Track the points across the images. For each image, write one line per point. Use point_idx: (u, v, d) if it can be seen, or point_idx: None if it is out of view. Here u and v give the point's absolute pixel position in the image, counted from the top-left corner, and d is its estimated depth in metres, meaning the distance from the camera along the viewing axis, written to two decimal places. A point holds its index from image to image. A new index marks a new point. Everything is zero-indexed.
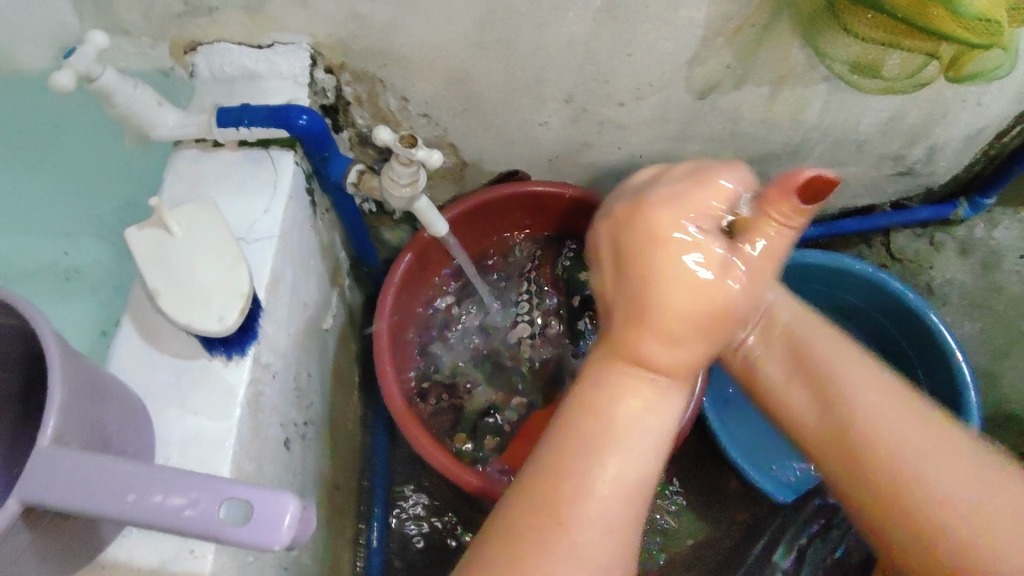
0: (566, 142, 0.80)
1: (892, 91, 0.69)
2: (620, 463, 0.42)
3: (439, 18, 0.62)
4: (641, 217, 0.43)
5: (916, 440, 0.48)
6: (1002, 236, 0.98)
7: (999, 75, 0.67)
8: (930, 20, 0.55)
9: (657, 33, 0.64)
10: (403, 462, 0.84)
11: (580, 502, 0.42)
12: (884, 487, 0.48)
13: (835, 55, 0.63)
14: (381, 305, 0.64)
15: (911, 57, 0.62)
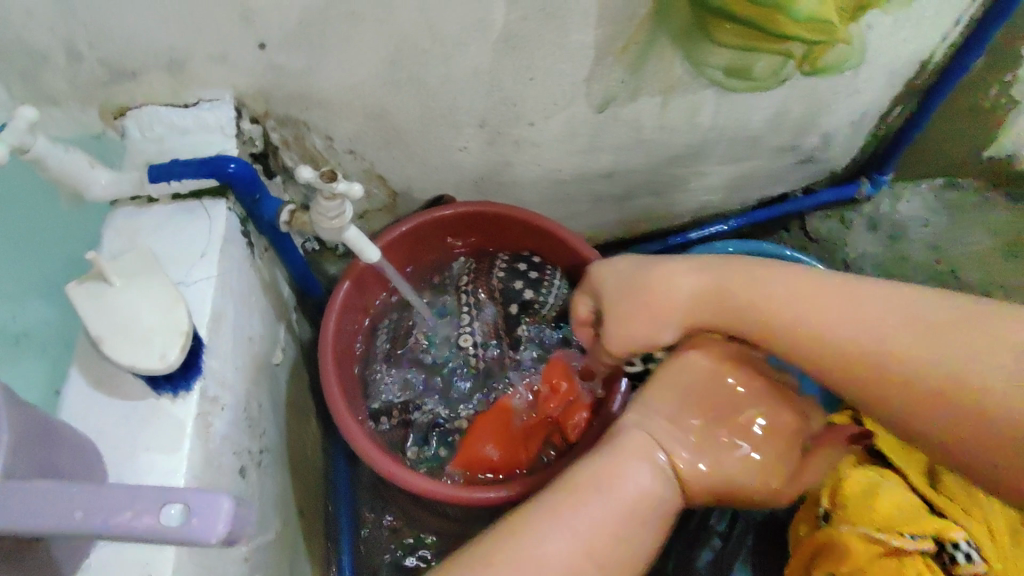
0: (486, 163, 0.86)
1: (761, 87, 0.77)
2: (583, 513, 0.50)
3: (352, 61, 0.68)
4: (740, 404, 0.57)
5: (873, 332, 0.52)
6: (905, 210, 1.07)
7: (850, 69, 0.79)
8: (777, 25, 0.64)
9: (553, 56, 0.71)
10: (367, 484, 0.87)
11: (538, 539, 0.49)
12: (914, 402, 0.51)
13: (710, 63, 0.72)
14: (324, 328, 0.68)
15: (772, 59, 0.71)
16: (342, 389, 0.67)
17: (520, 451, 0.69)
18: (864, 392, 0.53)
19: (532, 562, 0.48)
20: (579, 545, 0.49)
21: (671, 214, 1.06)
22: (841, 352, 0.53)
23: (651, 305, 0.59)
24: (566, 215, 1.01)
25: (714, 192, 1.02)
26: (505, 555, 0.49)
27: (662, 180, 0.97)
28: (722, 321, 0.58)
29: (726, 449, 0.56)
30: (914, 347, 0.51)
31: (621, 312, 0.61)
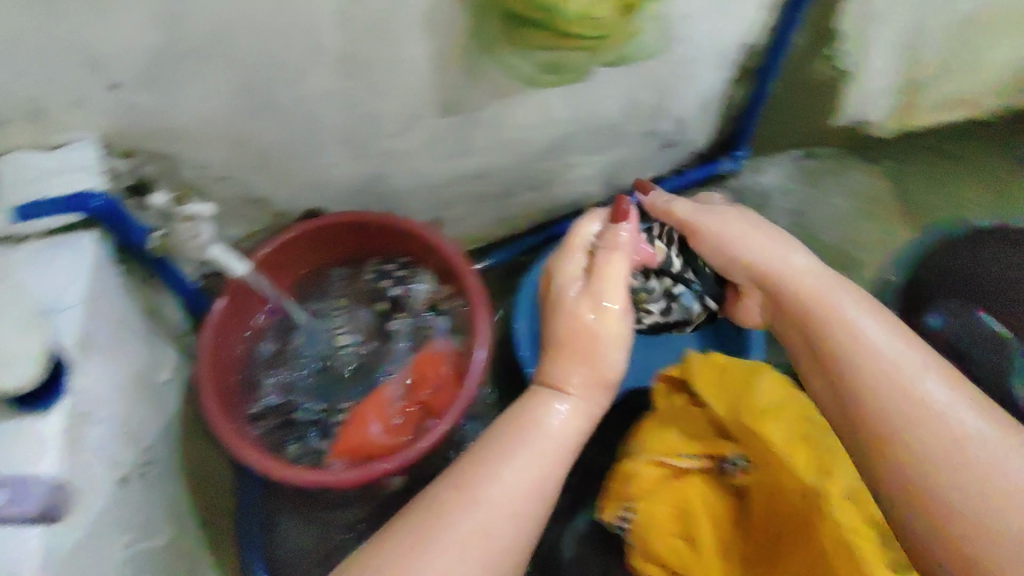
0: (360, 176, 0.93)
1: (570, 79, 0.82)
2: (506, 479, 0.52)
3: (203, 93, 0.74)
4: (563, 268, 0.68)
5: (934, 421, 0.51)
6: (765, 180, 1.17)
7: (671, 54, 0.88)
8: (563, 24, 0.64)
9: (395, 73, 0.78)
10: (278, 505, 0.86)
11: (468, 504, 0.49)
12: (918, 500, 0.50)
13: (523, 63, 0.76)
14: (201, 343, 0.72)
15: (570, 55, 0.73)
16: (218, 396, 0.71)
17: (391, 435, 0.73)
18: (888, 465, 0.52)
19: (485, 503, 0.50)
20: (531, 483, 0.52)
21: (554, 208, 1.13)
22: (888, 414, 0.53)
23: (737, 232, 0.70)
24: (452, 218, 1.08)
25: (589, 183, 1.10)
26: (462, 498, 0.50)
27: (538, 175, 1.04)
28: (797, 315, 0.63)
29: (560, 311, 0.63)
30: (955, 446, 0.50)
31: (720, 236, 0.71)
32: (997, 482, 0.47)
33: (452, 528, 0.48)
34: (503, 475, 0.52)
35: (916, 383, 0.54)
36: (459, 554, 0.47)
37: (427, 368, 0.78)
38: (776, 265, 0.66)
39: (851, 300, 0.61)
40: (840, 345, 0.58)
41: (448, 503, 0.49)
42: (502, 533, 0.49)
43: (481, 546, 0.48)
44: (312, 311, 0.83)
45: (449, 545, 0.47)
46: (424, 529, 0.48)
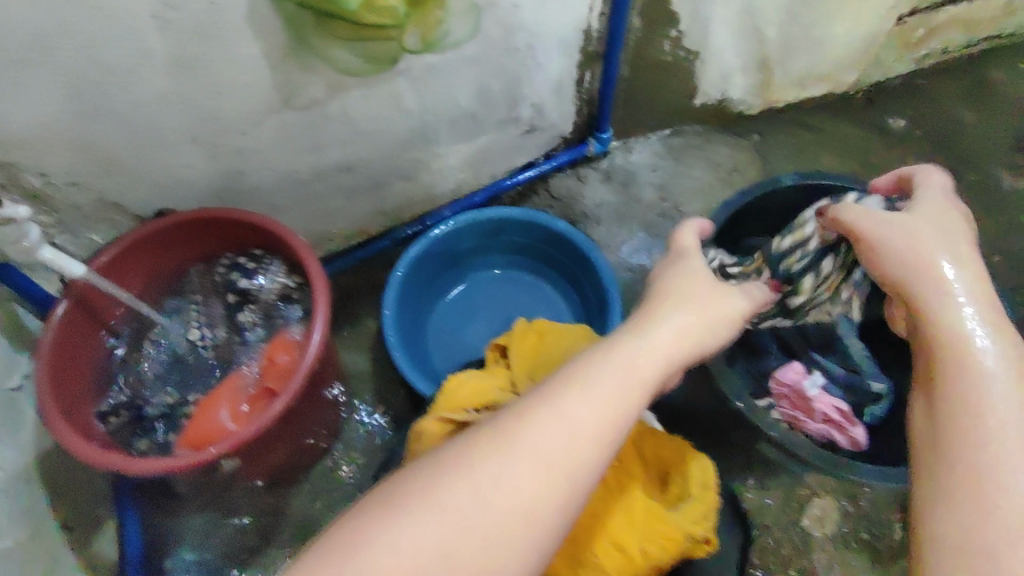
0: (219, 175, 0.94)
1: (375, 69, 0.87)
2: (573, 406, 0.47)
3: (31, 101, 0.74)
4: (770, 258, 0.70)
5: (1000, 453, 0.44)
6: (634, 158, 1.22)
7: (509, 40, 0.92)
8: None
9: (231, 71, 0.80)
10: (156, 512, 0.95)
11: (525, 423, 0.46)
12: (948, 515, 0.44)
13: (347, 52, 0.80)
14: (40, 348, 0.72)
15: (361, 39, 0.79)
16: (56, 390, 0.73)
17: (230, 419, 0.77)
18: (935, 466, 0.47)
19: (571, 425, 0.46)
20: (617, 409, 0.48)
21: (430, 198, 1.16)
22: (959, 419, 0.47)
23: (902, 245, 0.57)
24: (327, 213, 1.10)
25: (461, 171, 1.13)
26: (535, 415, 0.47)
27: (404, 165, 1.07)
28: (931, 340, 0.52)
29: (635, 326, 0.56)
30: (1006, 476, 0.43)
31: (873, 240, 0.60)
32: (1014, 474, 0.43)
33: (533, 441, 0.45)
34: (580, 393, 0.48)
35: (1005, 416, 0.45)
36: (525, 468, 0.44)
37: (275, 358, 0.80)
38: (936, 296, 0.54)
39: (975, 302, 0.52)
40: (947, 335, 0.51)
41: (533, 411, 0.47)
42: (587, 455, 0.46)
43: (540, 482, 0.44)
44: (167, 310, 0.86)
45: (518, 459, 0.45)
46: (503, 438, 0.46)
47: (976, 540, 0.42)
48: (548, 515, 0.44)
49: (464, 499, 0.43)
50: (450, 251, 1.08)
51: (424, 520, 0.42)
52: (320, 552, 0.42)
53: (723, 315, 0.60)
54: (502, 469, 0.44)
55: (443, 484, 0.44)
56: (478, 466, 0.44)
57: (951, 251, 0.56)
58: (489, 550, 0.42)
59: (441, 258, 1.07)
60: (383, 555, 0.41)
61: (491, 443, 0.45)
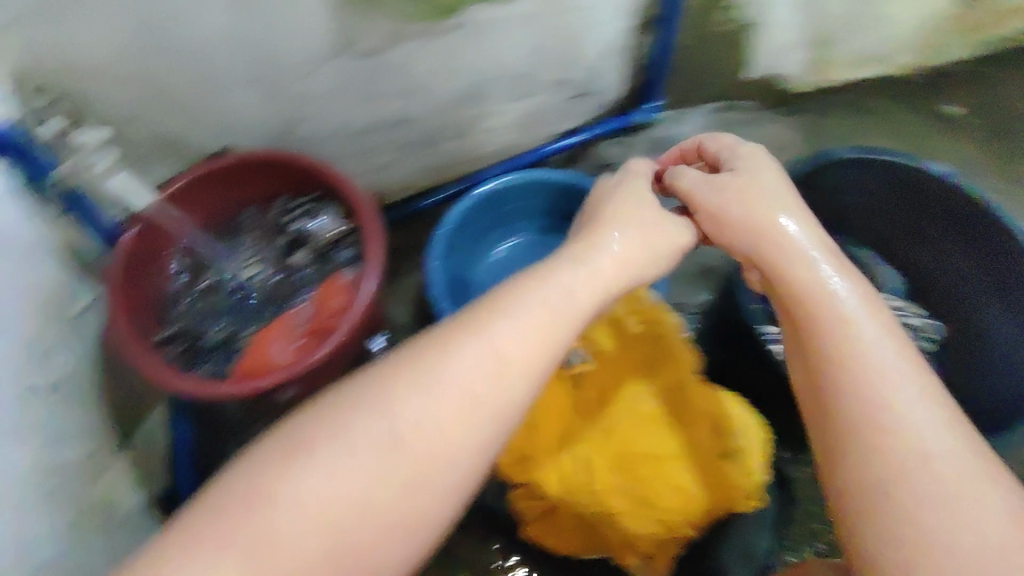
0: (276, 119, 0.95)
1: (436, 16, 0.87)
2: (492, 343, 0.49)
3: (100, 31, 0.75)
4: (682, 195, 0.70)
5: (913, 428, 0.49)
6: (684, 129, 1.21)
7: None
8: None
9: (293, 12, 0.80)
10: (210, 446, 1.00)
11: (439, 361, 0.48)
12: (876, 488, 0.47)
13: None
14: (109, 277, 0.75)
15: None
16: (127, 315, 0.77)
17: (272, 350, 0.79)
18: (841, 439, 0.51)
19: (493, 356, 0.49)
20: (538, 342, 0.51)
21: (477, 157, 1.17)
22: (867, 394, 0.51)
23: (738, 200, 0.65)
24: (376, 166, 1.11)
25: (509, 131, 1.13)
26: (451, 349, 0.48)
27: (455, 122, 1.07)
28: (807, 306, 0.57)
29: (566, 254, 0.59)
30: (910, 450, 0.48)
31: (714, 206, 0.66)
32: (926, 435, 0.48)
33: (446, 375, 0.47)
34: (497, 325, 0.50)
35: (898, 379, 0.51)
36: (432, 404, 0.46)
37: (332, 300, 0.82)
38: (789, 255, 0.61)
39: (824, 253, 0.60)
40: (827, 300, 0.56)
41: (441, 350, 0.48)
42: (508, 386, 0.48)
43: (452, 417, 0.46)
44: (223, 245, 0.88)
45: (440, 390, 0.47)
46: (423, 375, 0.47)
47: (891, 496, 0.47)
48: (465, 446, 0.46)
49: (368, 440, 0.44)
50: (492, 211, 1.10)
51: (331, 455, 0.44)
52: (222, 493, 0.43)
53: (645, 261, 0.62)
54: (409, 411, 0.46)
55: (348, 420, 0.45)
56: (395, 403, 0.46)
57: (772, 209, 0.63)
58: (394, 476, 0.44)
59: (486, 216, 1.09)
60: (296, 503, 0.42)
61: (396, 383, 0.47)
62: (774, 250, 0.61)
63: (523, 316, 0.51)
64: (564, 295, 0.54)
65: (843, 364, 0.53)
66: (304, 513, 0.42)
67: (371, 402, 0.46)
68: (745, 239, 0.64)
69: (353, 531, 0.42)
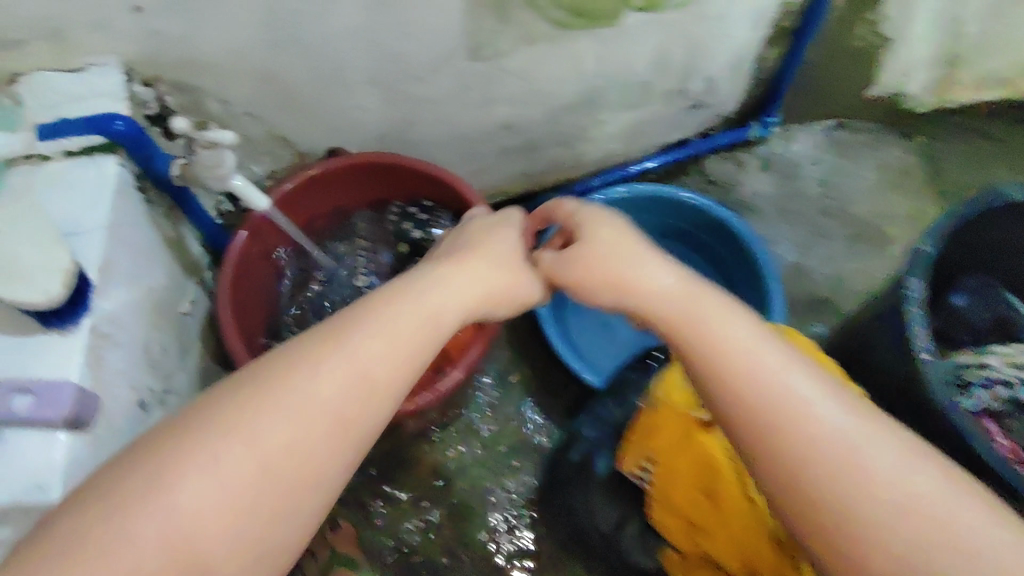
0: (389, 121, 0.92)
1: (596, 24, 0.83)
2: (353, 353, 0.50)
3: (227, 24, 0.71)
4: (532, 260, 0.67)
5: (822, 446, 0.46)
6: (798, 148, 1.14)
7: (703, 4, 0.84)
8: None
9: (423, 10, 0.75)
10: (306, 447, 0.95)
11: (296, 379, 0.48)
12: (806, 518, 0.46)
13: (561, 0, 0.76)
14: (220, 282, 0.74)
15: None
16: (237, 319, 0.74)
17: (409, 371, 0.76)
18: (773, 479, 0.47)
19: (359, 372, 0.49)
20: (398, 347, 0.52)
21: (578, 165, 1.11)
22: (763, 428, 0.48)
23: (601, 253, 0.62)
24: (476, 170, 1.06)
25: (615, 141, 1.07)
26: (302, 366, 0.49)
27: (563, 129, 1.02)
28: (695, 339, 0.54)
29: (417, 289, 0.57)
30: (820, 467, 0.46)
31: (575, 277, 0.64)
32: (832, 441, 0.46)
33: (316, 391, 0.48)
34: (367, 340, 0.51)
35: (793, 401, 0.48)
36: (289, 418, 0.46)
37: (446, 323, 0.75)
38: (649, 296, 0.58)
39: (690, 286, 0.58)
40: (711, 333, 0.53)
41: (289, 371, 0.48)
42: (377, 403, 0.50)
43: (316, 426, 0.47)
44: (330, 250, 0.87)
45: (298, 404, 0.47)
46: (287, 392, 0.47)
47: (813, 512, 0.45)
48: (325, 450, 0.47)
49: (229, 459, 0.44)
50: None
51: (195, 488, 0.43)
52: (87, 546, 0.40)
53: (501, 293, 0.63)
54: (268, 427, 0.46)
55: (210, 450, 0.44)
56: (246, 421, 0.46)
57: (613, 241, 0.63)
58: (260, 495, 0.45)
59: None
60: (158, 531, 0.41)
61: (244, 406, 0.46)
62: (619, 281, 0.60)
63: (378, 331, 0.52)
64: (415, 309, 0.55)
65: (730, 405, 0.50)
66: (163, 536, 0.41)
67: (214, 426, 0.45)
68: (607, 295, 0.61)
69: (235, 535, 0.43)
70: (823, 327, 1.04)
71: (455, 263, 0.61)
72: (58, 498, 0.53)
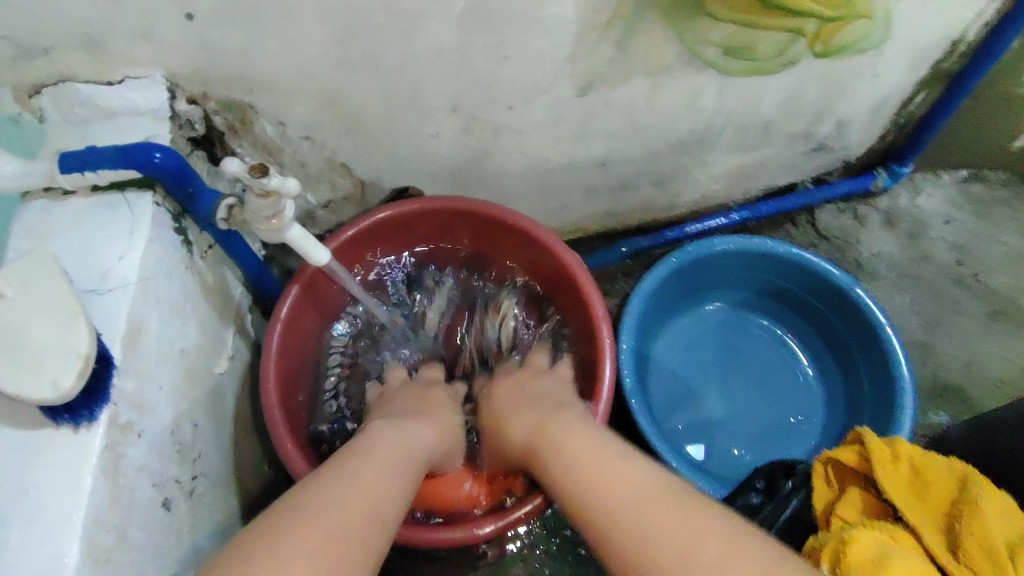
0: (464, 152, 0.78)
1: (763, 70, 0.70)
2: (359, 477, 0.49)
3: (294, 38, 0.58)
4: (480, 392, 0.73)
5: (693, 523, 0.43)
6: (925, 203, 0.99)
7: (875, 42, 0.69)
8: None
9: (529, 32, 0.61)
10: None
11: (313, 501, 0.46)
12: None
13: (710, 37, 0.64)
14: (267, 348, 0.64)
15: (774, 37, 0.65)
16: (279, 386, 0.64)
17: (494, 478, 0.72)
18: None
19: (365, 495, 0.48)
20: (390, 474, 0.52)
21: (671, 207, 0.97)
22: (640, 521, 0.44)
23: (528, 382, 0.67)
24: (555, 207, 0.92)
25: (718, 183, 0.92)
26: (308, 496, 0.46)
27: (663, 169, 0.87)
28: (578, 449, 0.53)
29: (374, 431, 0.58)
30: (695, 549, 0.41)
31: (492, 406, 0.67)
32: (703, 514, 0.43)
33: (340, 504, 0.46)
34: (360, 466, 0.51)
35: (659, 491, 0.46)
36: (308, 533, 0.43)
37: None
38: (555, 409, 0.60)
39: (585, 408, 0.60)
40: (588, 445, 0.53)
41: (299, 501, 0.46)
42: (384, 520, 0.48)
43: (343, 546, 0.44)
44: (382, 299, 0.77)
45: (315, 519, 0.44)
46: (316, 508, 0.45)
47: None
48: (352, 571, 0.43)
49: None
50: (686, 279, 0.93)
51: None
52: None
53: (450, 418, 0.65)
54: (292, 545, 0.42)
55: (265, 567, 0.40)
56: (268, 548, 0.41)
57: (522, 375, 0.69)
58: None
59: (682, 283, 0.92)
60: None
61: (261, 539, 0.42)
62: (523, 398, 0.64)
63: (369, 458, 0.52)
64: (394, 441, 0.56)
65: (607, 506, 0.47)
66: None
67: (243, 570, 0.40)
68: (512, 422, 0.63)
69: None
70: (946, 418, 0.88)
71: (392, 420, 0.59)
72: None
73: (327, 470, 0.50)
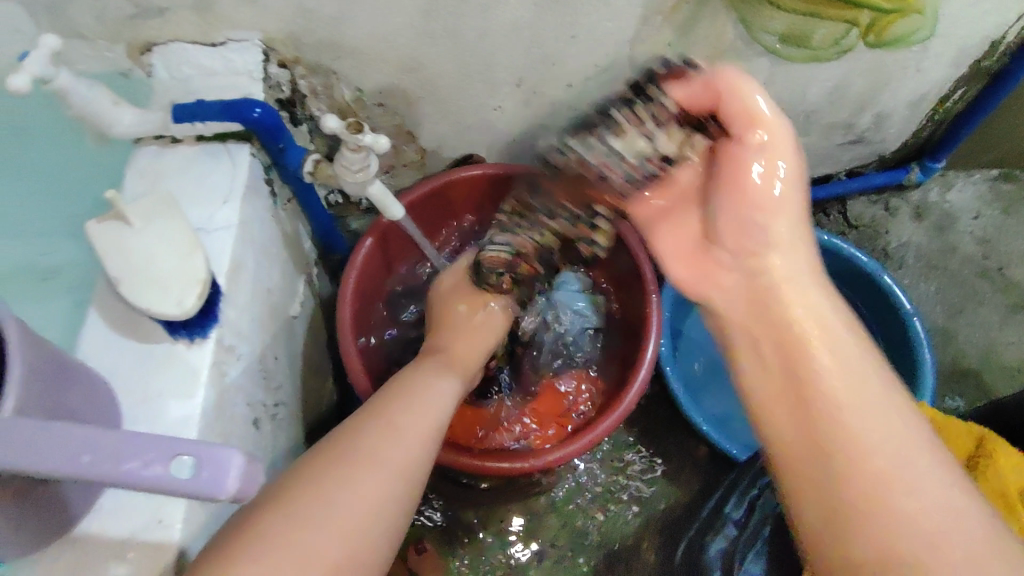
0: (522, 124, 0.83)
1: (819, 59, 0.75)
2: (399, 416, 0.53)
3: (385, 9, 0.63)
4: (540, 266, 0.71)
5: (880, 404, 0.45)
6: (954, 198, 1.03)
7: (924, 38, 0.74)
8: None
9: (598, 14, 0.66)
10: None
11: (362, 438, 0.50)
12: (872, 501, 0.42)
13: (769, 26, 0.69)
14: (344, 292, 0.70)
15: (834, 28, 0.70)
16: (354, 328, 0.71)
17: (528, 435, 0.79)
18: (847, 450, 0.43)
19: (405, 433, 0.52)
20: (431, 409, 0.55)
21: None
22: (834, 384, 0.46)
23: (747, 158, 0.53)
24: None
25: None
26: (358, 432, 0.50)
27: None
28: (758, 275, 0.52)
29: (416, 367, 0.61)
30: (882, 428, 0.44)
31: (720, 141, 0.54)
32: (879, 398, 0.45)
33: (380, 445, 0.50)
34: (406, 406, 0.54)
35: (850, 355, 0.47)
36: (355, 469, 0.47)
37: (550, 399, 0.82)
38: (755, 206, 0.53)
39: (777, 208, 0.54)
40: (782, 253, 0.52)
41: (348, 436, 0.50)
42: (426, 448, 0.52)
43: (385, 478, 0.48)
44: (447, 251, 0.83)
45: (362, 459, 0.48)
46: (361, 445, 0.49)
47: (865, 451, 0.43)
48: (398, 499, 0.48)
49: (302, 510, 0.44)
50: None
51: (306, 539, 0.42)
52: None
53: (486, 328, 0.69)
54: (334, 479, 0.46)
55: (317, 498, 0.45)
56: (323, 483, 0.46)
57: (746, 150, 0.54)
58: (354, 535, 0.44)
59: None
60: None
61: (318, 472, 0.47)
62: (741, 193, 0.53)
63: (411, 396, 0.56)
64: (439, 378, 0.60)
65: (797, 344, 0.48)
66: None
67: (302, 496, 0.45)
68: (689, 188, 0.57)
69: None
70: (962, 402, 0.93)
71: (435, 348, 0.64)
72: (178, 540, 0.47)
73: (374, 408, 0.54)
